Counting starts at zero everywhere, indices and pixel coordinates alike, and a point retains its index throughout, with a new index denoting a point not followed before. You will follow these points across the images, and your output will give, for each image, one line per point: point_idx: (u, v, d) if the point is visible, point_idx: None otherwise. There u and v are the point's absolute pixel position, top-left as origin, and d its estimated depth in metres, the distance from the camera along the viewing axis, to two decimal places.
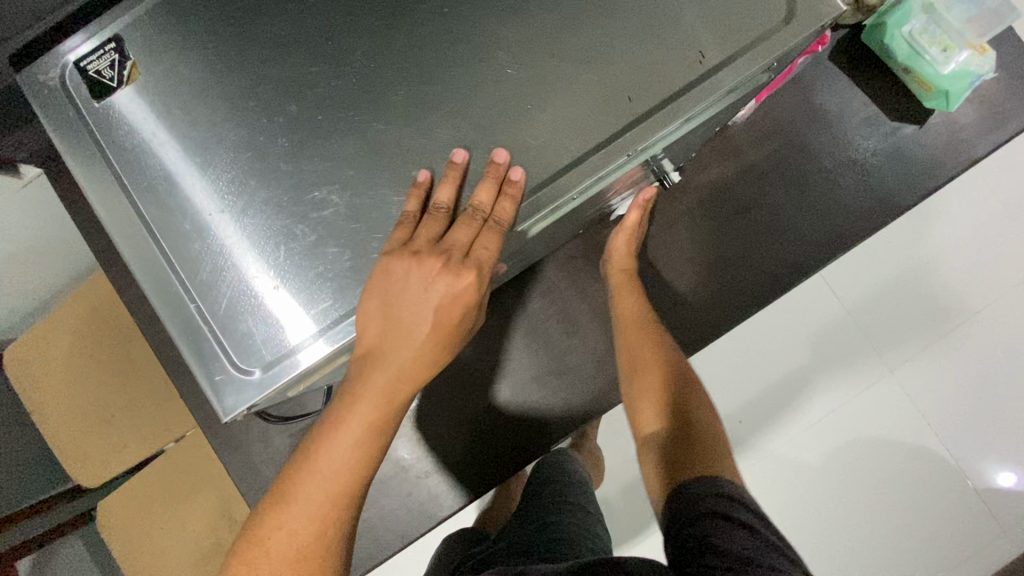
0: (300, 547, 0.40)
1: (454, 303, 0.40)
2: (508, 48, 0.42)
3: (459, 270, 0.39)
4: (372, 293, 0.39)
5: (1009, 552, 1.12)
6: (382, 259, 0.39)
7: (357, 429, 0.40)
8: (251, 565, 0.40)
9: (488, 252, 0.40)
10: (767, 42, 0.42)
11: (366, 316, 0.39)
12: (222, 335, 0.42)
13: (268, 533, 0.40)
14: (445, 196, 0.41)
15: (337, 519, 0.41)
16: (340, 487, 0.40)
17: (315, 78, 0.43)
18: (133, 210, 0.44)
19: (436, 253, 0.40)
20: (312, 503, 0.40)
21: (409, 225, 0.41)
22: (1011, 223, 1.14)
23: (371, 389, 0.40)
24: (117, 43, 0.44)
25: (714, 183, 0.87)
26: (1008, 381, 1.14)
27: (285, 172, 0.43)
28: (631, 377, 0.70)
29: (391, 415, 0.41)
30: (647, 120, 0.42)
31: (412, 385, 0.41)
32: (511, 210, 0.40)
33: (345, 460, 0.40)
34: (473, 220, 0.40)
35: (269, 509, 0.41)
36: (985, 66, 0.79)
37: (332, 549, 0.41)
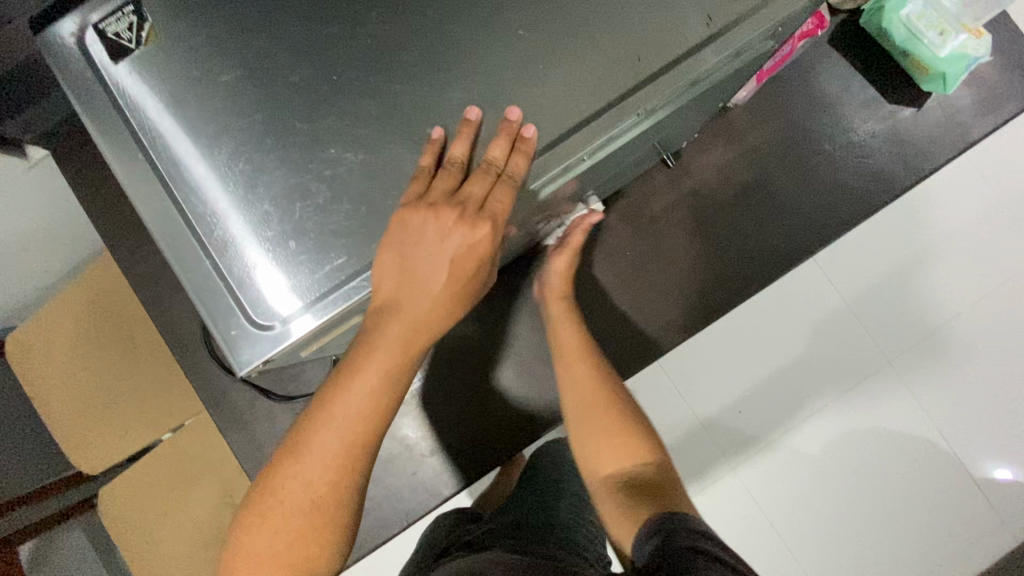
0: (316, 494, 0.41)
1: (470, 254, 0.41)
2: (520, 9, 0.43)
3: (475, 221, 0.40)
4: (390, 242, 0.39)
5: (1007, 543, 1.14)
6: (399, 210, 0.39)
7: (373, 379, 0.41)
8: (268, 513, 0.41)
9: (503, 204, 0.41)
10: (770, 7, 0.44)
11: (382, 269, 0.39)
12: (238, 291, 0.43)
13: (282, 482, 0.41)
14: (459, 152, 0.42)
15: (350, 468, 0.42)
16: (354, 436, 0.41)
17: (329, 40, 0.44)
18: (151, 171, 0.44)
19: (451, 206, 0.40)
20: (327, 453, 0.41)
21: (424, 179, 0.41)
22: (1004, 214, 1.15)
23: (386, 339, 0.41)
24: (135, 6, 0.44)
25: (717, 164, 0.88)
26: (1005, 374, 1.16)
27: (301, 131, 0.44)
28: (578, 417, 0.63)
29: (406, 365, 0.42)
30: (655, 81, 0.43)
31: (429, 335, 0.42)
32: (524, 165, 0.41)
33: (360, 410, 0.41)
34: (488, 174, 0.41)
35: (283, 460, 0.41)
36: (983, 48, 0.81)
37: (345, 498, 0.42)
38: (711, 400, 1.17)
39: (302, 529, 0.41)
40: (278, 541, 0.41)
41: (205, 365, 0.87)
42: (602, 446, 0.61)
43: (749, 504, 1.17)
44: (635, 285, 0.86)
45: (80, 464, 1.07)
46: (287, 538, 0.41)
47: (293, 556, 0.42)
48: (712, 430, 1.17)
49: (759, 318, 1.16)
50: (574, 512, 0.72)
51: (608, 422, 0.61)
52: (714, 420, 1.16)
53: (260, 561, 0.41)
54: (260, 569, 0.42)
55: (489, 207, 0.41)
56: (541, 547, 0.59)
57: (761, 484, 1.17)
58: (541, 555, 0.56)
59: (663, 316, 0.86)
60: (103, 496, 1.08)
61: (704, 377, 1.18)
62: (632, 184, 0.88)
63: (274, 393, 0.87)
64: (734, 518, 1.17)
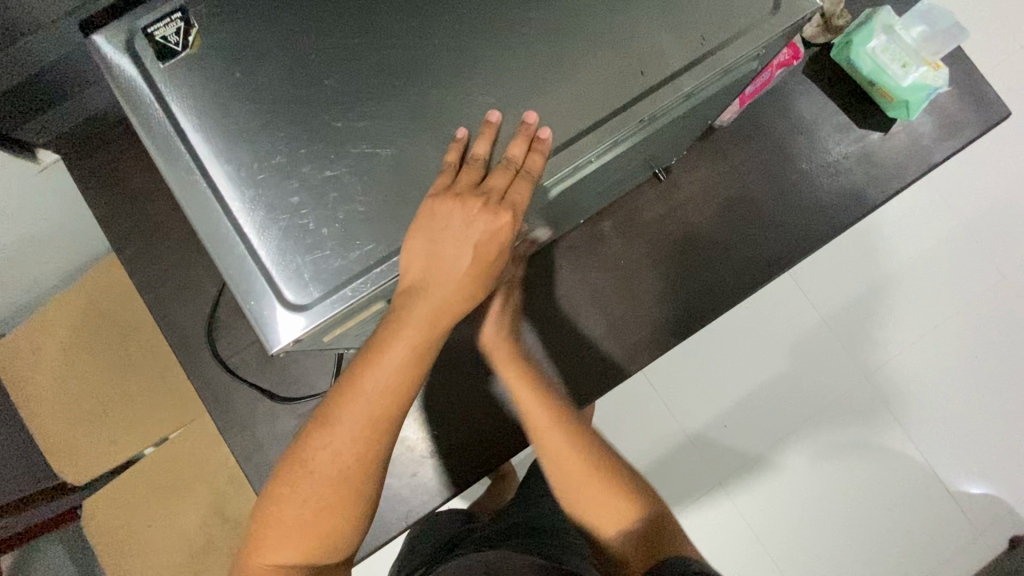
0: (343, 464, 0.45)
1: (492, 239, 0.45)
2: (536, 26, 0.49)
3: (498, 210, 0.44)
4: (418, 228, 0.44)
5: (982, 551, 1.23)
6: (427, 200, 0.44)
7: (398, 357, 0.45)
8: (299, 482, 0.45)
9: (522, 197, 0.45)
10: (757, 29, 0.49)
11: (411, 255, 0.44)
12: (272, 273, 0.46)
13: (312, 453, 0.45)
14: (481, 150, 0.46)
15: (376, 441, 0.46)
16: (381, 409, 0.45)
17: (360, 49, 0.49)
18: (190, 161, 0.47)
19: (476, 196, 0.44)
20: (354, 424, 0.45)
21: (449, 174, 0.46)
22: (965, 240, 1.26)
23: (414, 318, 0.45)
24: (182, 12, 0.48)
25: (704, 181, 0.94)
26: (971, 390, 1.26)
27: (336, 128, 0.48)
28: (572, 489, 0.66)
29: (429, 344, 0.46)
30: (655, 93, 0.49)
31: (451, 316, 0.46)
32: (540, 162, 0.46)
33: (387, 384, 0.45)
34: (507, 168, 0.45)
35: (314, 431, 0.46)
36: (940, 80, 0.89)
37: (370, 469, 0.47)
38: (700, 415, 1.25)
39: (329, 499, 0.46)
40: (308, 508, 0.46)
41: (208, 367, 0.89)
42: (600, 509, 0.65)
43: (738, 517, 1.25)
44: (629, 292, 0.91)
45: (64, 473, 1.08)
46: (314, 505, 0.46)
47: (319, 523, 0.46)
48: (701, 444, 1.24)
49: (739, 336, 1.26)
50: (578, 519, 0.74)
51: (598, 485, 0.65)
52: (702, 435, 1.24)
53: (291, 525, 0.46)
54: (291, 534, 0.46)
55: (510, 198, 0.45)
56: (543, 548, 0.62)
57: (749, 495, 1.25)
58: (542, 556, 0.59)
59: (655, 321, 0.90)
60: (90, 506, 1.08)
61: (694, 393, 1.25)
62: (626, 196, 0.93)
63: (277, 395, 0.88)
64: (725, 531, 1.24)
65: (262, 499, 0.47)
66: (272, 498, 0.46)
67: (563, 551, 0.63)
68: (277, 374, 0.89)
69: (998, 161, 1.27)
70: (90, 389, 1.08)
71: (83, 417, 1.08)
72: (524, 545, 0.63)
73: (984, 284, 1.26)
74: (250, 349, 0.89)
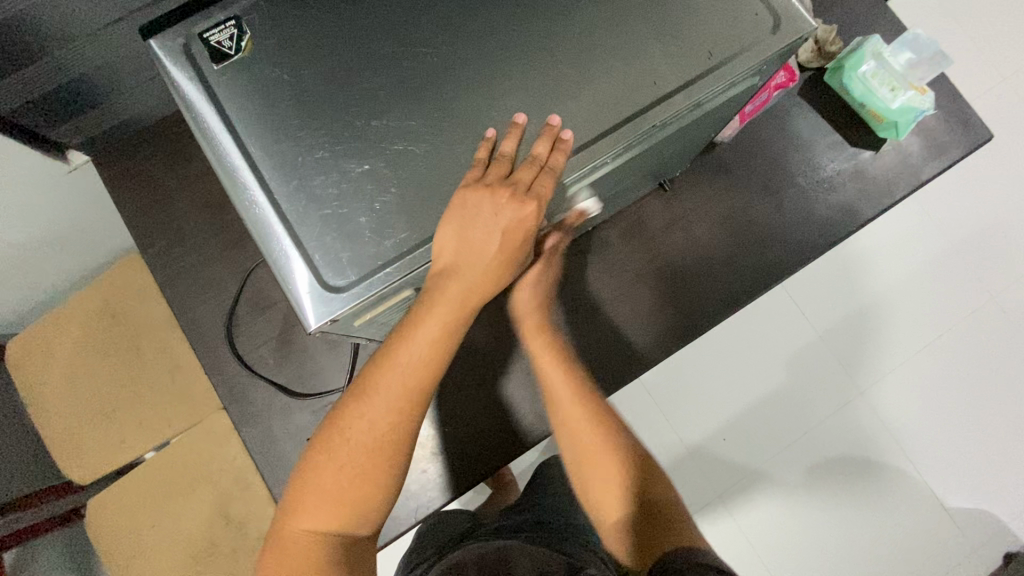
0: (379, 430, 0.50)
1: (518, 226, 0.49)
2: (557, 40, 0.54)
3: (525, 200, 0.49)
4: (452, 215, 0.48)
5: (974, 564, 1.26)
6: (459, 191, 0.48)
7: (433, 331, 0.50)
8: (337, 449, 0.50)
9: (547, 190, 0.49)
10: (758, 46, 0.54)
11: (443, 239, 0.49)
12: (311, 257, 0.49)
13: (350, 422, 0.51)
14: (509, 147, 0.50)
15: (410, 409, 0.51)
16: (416, 379, 0.51)
17: (397, 56, 0.53)
18: (237, 154, 0.51)
19: (504, 186, 0.49)
20: (390, 393, 0.50)
21: (480, 168, 0.50)
22: (953, 258, 1.31)
23: (445, 297, 0.50)
24: (236, 21, 0.53)
25: (704, 194, 0.99)
26: (962, 404, 1.30)
27: (373, 127, 0.52)
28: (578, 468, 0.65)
29: (459, 323, 0.51)
30: (665, 102, 0.53)
31: (481, 297, 0.51)
32: (563, 160, 0.50)
33: (422, 356, 0.51)
34: (533, 165, 0.50)
35: (352, 402, 0.51)
36: (927, 103, 0.95)
37: (402, 437, 0.51)
38: (698, 428, 1.28)
39: (364, 466, 0.51)
40: (344, 475, 0.50)
41: (226, 362, 0.92)
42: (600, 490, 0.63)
43: (737, 530, 1.26)
44: (634, 297, 0.95)
45: (69, 472, 1.09)
46: (351, 471, 0.50)
47: (354, 490, 0.51)
48: (698, 456, 1.27)
49: (735, 347, 1.30)
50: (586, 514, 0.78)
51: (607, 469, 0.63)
52: (700, 446, 1.27)
53: (328, 491, 0.50)
54: (326, 500, 0.50)
55: (535, 189, 0.49)
56: (553, 538, 0.66)
57: (751, 510, 1.27)
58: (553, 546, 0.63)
59: (659, 325, 0.94)
60: (94, 505, 1.09)
61: (693, 404, 1.28)
62: (633, 205, 0.97)
63: (292, 391, 0.91)
64: (727, 545, 1.26)
65: (301, 467, 0.52)
66: (309, 467, 0.51)
67: (571, 541, 0.66)
68: (292, 371, 0.92)
69: (981, 183, 1.34)
70: (101, 388, 1.09)
71: (92, 416, 1.10)
72: (534, 535, 0.67)
73: (973, 302, 1.31)
74: (266, 346, 0.92)
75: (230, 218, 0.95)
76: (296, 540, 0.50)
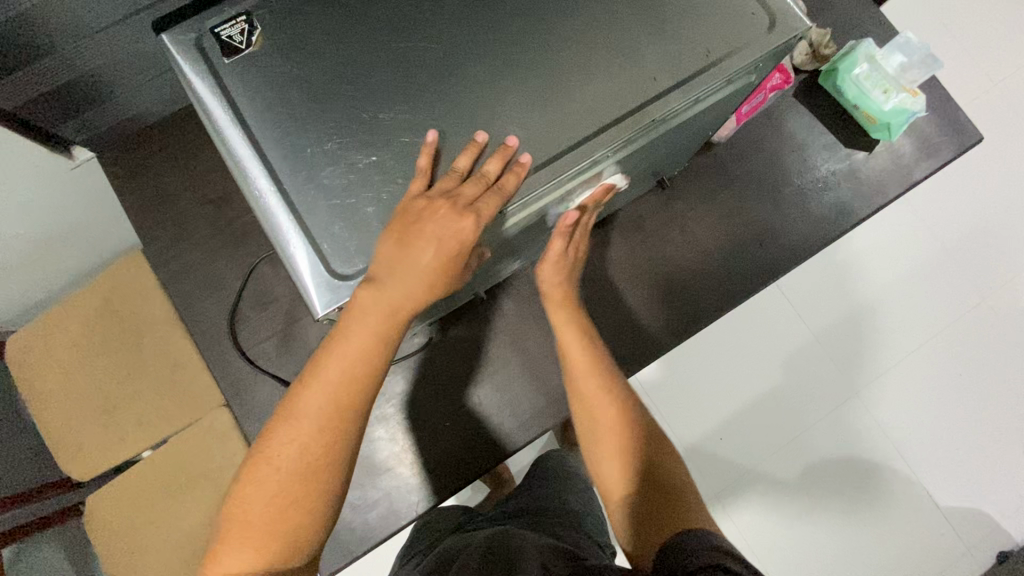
0: (308, 452, 0.51)
1: (454, 241, 0.49)
2: (560, 38, 0.55)
3: (462, 215, 0.49)
4: (392, 230, 0.49)
5: (966, 561, 1.27)
6: (401, 205, 0.50)
7: (362, 345, 0.51)
8: (264, 479, 0.51)
9: (489, 207, 0.50)
10: (754, 45, 0.56)
11: (378, 252, 0.49)
12: (318, 245, 0.51)
13: (280, 446, 0.51)
14: (461, 163, 0.51)
15: (340, 427, 0.52)
16: (344, 396, 0.52)
17: (404, 52, 0.54)
18: (246, 144, 0.52)
19: (442, 199, 0.49)
20: (317, 412, 0.51)
21: (424, 182, 0.51)
22: (944, 259, 1.34)
23: (370, 314, 0.50)
24: (247, 16, 0.54)
25: (702, 193, 1.00)
26: (953, 403, 1.32)
27: (380, 120, 0.53)
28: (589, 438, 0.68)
29: (390, 333, 0.51)
30: (664, 97, 0.55)
31: (409, 310, 0.51)
32: (514, 182, 0.51)
33: (349, 371, 0.52)
34: (480, 183, 0.50)
35: (279, 426, 0.52)
36: (918, 105, 0.97)
37: (334, 456, 0.52)
38: (695, 427, 1.29)
39: (295, 490, 0.51)
40: (272, 505, 0.51)
41: (229, 357, 0.92)
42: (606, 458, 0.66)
43: (732, 529, 1.27)
44: (633, 294, 0.97)
45: (67, 470, 1.10)
46: (279, 500, 0.51)
47: (284, 519, 0.51)
48: (695, 456, 1.28)
49: (730, 347, 1.31)
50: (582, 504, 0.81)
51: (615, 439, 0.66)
52: (697, 446, 1.28)
53: (256, 524, 0.51)
54: (253, 532, 0.51)
55: (476, 206, 0.50)
56: (548, 525, 0.69)
57: (749, 508, 1.28)
58: (548, 530, 0.66)
59: (657, 321, 0.96)
60: (92, 502, 1.09)
61: (690, 404, 1.30)
62: (632, 203, 0.99)
63: None
64: None
65: (232, 498, 0.53)
66: (238, 499, 0.52)
67: (566, 527, 0.69)
68: (295, 366, 0.92)
69: (972, 186, 1.36)
70: (101, 383, 1.09)
71: (92, 412, 1.10)
72: (530, 523, 0.69)
73: (964, 303, 1.33)
74: (269, 341, 0.93)
75: (234, 215, 0.96)
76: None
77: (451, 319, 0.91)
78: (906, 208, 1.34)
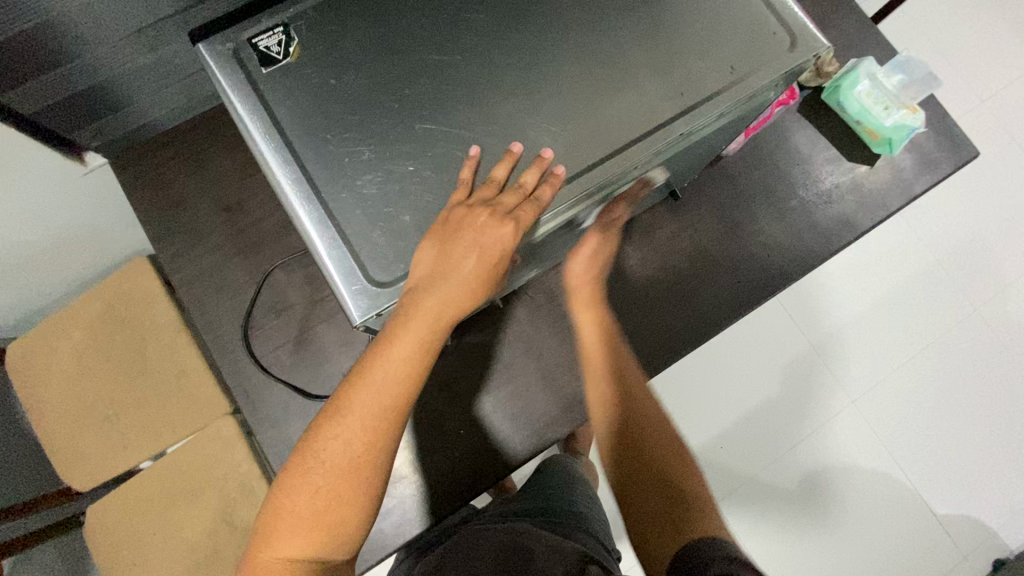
0: (353, 451, 0.52)
1: (495, 247, 0.50)
2: (590, 53, 0.57)
3: (502, 222, 0.51)
4: (435, 236, 0.50)
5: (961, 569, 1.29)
6: (444, 212, 0.51)
7: (407, 348, 0.51)
8: (310, 474, 0.52)
9: (527, 216, 0.51)
10: (776, 62, 0.58)
11: (422, 255, 0.50)
12: (356, 252, 0.51)
13: (326, 442, 0.52)
14: (500, 172, 0.53)
15: (385, 426, 0.53)
16: (389, 397, 0.52)
17: (438, 65, 0.56)
18: (282, 153, 0.53)
19: (483, 207, 0.51)
20: (362, 412, 0.52)
21: (465, 190, 0.52)
22: (939, 272, 1.37)
23: (415, 317, 0.50)
24: (285, 28, 0.55)
25: (710, 204, 1.02)
26: (949, 413, 1.35)
27: (416, 131, 0.54)
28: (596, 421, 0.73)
29: (434, 336, 0.52)
30: (691, 112, 0.57)
31: (454, 313, 0.51)
32: (550, 193, 0.52)
33: (394, 373, 0.52)
34: (519, 192, 0.52)
35: (324, 424, 0.53)
36: (919, 120, 1.00)
37: (378, 455, 0.53)
38: (696, 436, 1.30)
39: (339, 487, 0.52)
40: (318, 500, 0.52)
41: (242, 364, 0.92)
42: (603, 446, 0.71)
43: (733, 538, 1.28)
44: (643, 304, 0.98)
45: (68, 479, 1.08)
46: (325, 495, 0.52)
47: (329, 514, 0.52)
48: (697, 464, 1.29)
49: (730, 356, 1.33)
50: (588, 506, 0.82)
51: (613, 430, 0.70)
52: (699, 454, 1.29)
53: (300, 518, 0.52)
54: (298, 526, 0.52)
55: (515, 214, 0.51)
56: (559, 526, 0.69)
57: (747, 516, 1.29)
58: (560, 531, 0.66)
59: (668, 330, 0.98)
60: (93, 513, 1.07)
61: (692, 413, 1.31)
62: (643, 215, 1.01)
63: (308, 392, 0.92)
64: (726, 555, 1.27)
65: (275, 491, 0.53)
66: (282, 493, 0.52)
67: (575, 530, 0.69)
68: (308, 373, 0.92)
69: (964, 201, 1.40)
70: (105, 391, 1.08)
71: (94, 421, 1.08)
72: (542, 522, 0.69)
73: (958, 314, 1.37)
74: (283, 348, 0.93)
75: (248, 222, 0.96)
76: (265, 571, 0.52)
77: (465, 327, 0.92)
78: (900, 221, 1.37)
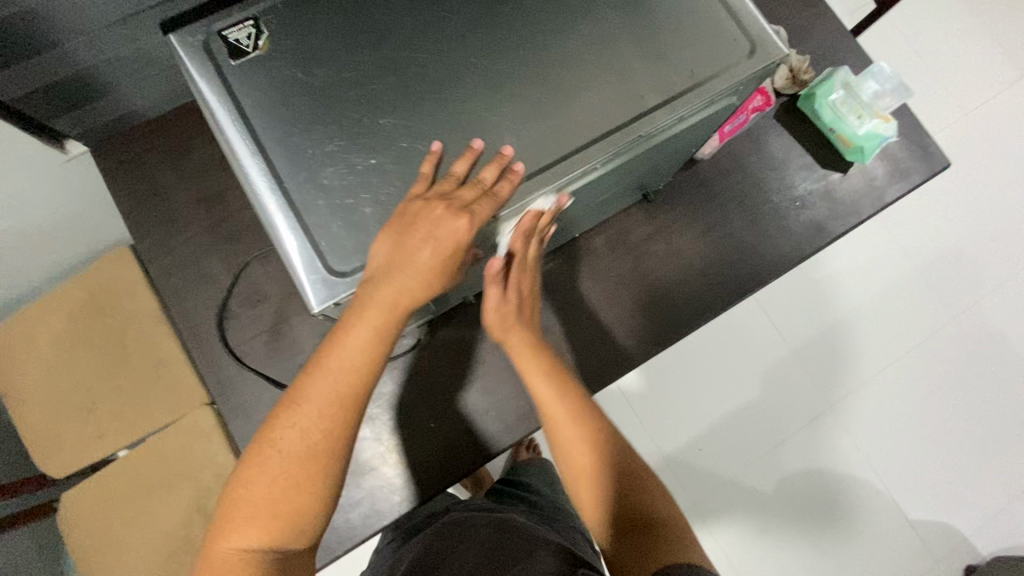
0: (310, 439, 0.53)
1: (450, 239, 0.52)
2: (554, 54, 0.58)
3: (459, 215, 0.52)
4: (392, 227, 0.51)
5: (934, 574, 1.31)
6: (401, 204, 0.52)
7: (364, 336, 0.53)
8: (268, 462, 0.53)
9: (484, 210, 0.52)
10: (736, 67, 0.59)
11: (379, 247, 0.51)
12: (316, 243, 0.53)
13: (283, 430, 0.53)
14: (460, 167, 0.54)
15: (341, 415, 0.54)
16: (345, 386, 0.54)
17: (403, 61, 0.57)
18: (247, 144, 0.54)
19: (440, 200, 0.52)
20: (320, 401, 0.53)
21: (425, 183, 0.53)
22: (915, 279, 1.39)
23: (371, 306, 0.52)
24: (255, 21, 0.56)
25: (685, 206, 1.04)
26: (924, 418, 1.37)
27: (380, 126, 0.55)
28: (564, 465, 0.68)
29: (390, 326, 0.53)
30: (650, 114, 0.58)
31: (410, 303, 0.53)
32: (508, 189, 0.53)
33: (351, 363, 0.53)
34: (477, 187, 0.53)
35: (282, 413, 0.54)
36: (890, 130, 1.04)
37: (335, 443, 0.54)
38: (674, 437, 1.32)
39: (296, 475, 0.53)
40: (275, 487, 0.53)
41: (216, 353, 0.93)
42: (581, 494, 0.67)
43: (710, 539, 1.29)
44: (615, 303, 1.00)
45: (41, 467, 1.08)
46: (282, 483, 0.53)
47: (285, 501, 0.53)
48: (675, 465, 1.31)
49: (709, 359, 1.35)
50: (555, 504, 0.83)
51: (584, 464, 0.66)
52: (677, 456, 1.31)
53: (257, 506, 0.53)
54: (256, 513, 0.53)
55: (472, 208, 0.52)
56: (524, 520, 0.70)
57: (723, 519, 1.30)
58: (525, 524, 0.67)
59: (639, 330, 0.99)
60: (66, 501, 1.07)
61: (670, 414, 1.32)
62: (618, 217, 1.03)
63: (282, 383, 0.92)
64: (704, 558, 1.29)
65: (234, 479, 0.55)
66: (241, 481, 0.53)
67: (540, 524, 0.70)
68: (282, 363, 0.93)
69: (940, 209, 1.43)
70: (81, 379, 1.08)
71: (69, 408, 1.08)
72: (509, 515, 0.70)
73: (933, 322, 1.39)
74: (258, 339, 0.94)
75: (227, 213, 0.97)
76: (222, 556, 0.53)
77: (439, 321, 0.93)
78: (879, 230, 1.40)
